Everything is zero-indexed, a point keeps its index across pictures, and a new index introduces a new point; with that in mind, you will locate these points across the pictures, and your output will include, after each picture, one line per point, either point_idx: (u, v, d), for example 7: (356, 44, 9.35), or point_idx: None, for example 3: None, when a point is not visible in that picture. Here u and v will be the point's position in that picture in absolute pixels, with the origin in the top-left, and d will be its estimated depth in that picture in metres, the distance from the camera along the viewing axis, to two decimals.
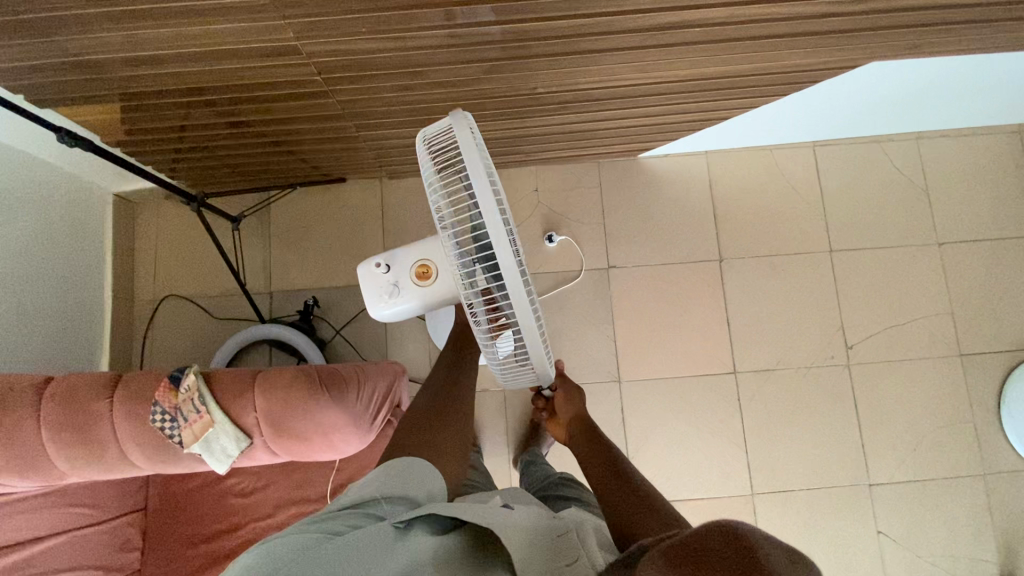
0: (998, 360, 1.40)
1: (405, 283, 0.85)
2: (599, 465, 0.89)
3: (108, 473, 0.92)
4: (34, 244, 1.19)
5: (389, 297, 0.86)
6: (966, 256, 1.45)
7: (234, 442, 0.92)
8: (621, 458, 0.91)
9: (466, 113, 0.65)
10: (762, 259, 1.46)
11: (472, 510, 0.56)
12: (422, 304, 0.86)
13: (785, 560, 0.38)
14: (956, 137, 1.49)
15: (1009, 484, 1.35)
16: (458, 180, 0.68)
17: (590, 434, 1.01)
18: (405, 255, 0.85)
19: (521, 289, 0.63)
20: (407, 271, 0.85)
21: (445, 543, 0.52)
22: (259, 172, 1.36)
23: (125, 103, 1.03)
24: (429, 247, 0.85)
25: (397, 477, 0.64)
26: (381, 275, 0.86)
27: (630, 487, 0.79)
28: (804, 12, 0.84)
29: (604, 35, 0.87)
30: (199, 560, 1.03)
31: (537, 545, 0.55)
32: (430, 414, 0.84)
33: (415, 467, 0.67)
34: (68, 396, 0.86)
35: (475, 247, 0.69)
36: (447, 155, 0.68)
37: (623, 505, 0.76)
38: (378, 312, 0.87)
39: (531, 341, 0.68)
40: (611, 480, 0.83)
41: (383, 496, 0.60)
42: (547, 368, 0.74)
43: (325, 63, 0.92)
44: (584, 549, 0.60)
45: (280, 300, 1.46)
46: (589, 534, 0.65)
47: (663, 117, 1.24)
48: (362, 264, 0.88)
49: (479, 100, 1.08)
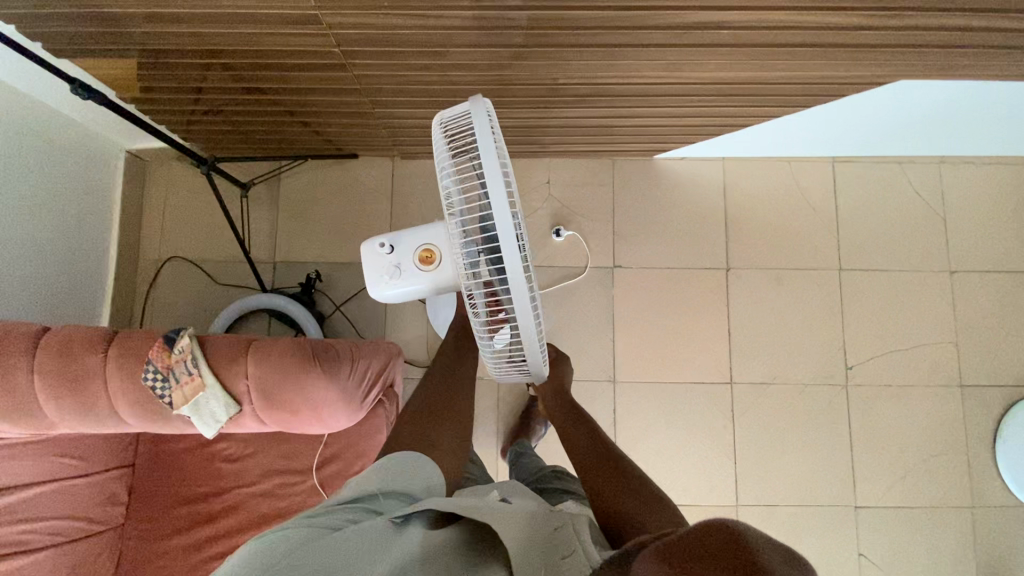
0: (1000, 394, 1.38)
1: (407, 266, 0.84)
2: (583, 450, 0.86)
3: (98, 428, 0.92)
4: (41, 192, 1.19)
5: (391, 278, 0.85)
6: (977, 286, 1.43)
7: (223, 408, 0.92)
8: (605, 438, 0.88)
9: (488, 100, 0.63)
10: (771, 272, 1.45)
11: (471, 505, 0.56)
12: (425, 288, 0.85)
13: (779, 559, 0.37)
14: (979, 164, 1.46)
15: (997, 519, 1.34)
16: (472, 166, 0.66)
17: (574, 410, 0.97)
18: (410, 237, 0.84)
19: (523, 288, 0.62)
20: (410, 254, 0.84)
21: (442, 538, 0.52)
22: (271, 141, 1.35)
23: (143, 60, 1.02)
24: (435, 231, 0.83)
25: (395, 472, 0.63)
26: (384, 256, 0.85)
27: (619, 477, 0.76)
28: (836, 23, 0.83)
29: (632, 30, 0.86)
30: (183, 520, 1.03)
31: (534, 539, 0.54)
32: (423, 404, 0.84)
33: (413, 462, 0.67)
34: (64, 348, 0.86)
35: (481, 238, 0.67)
36: (463, 138, 0.66)
37: (613, 494, 0.73)
38: (379, 291, 0.86)
39: (529, 339, 0.67)
40: (598, 466, 0.80)
41: (384, 492, 0.60)
42: (541, 368, 0.72)
43: (346, 36, 0.91)
44: (581, 542, 0.60)
45: (282, 271, 1.45)
46: (585, 526, 0.64)
47: (683, 119, 1.22)
48: (365, 243, 0.87)
49: (499, 85, 1.07)
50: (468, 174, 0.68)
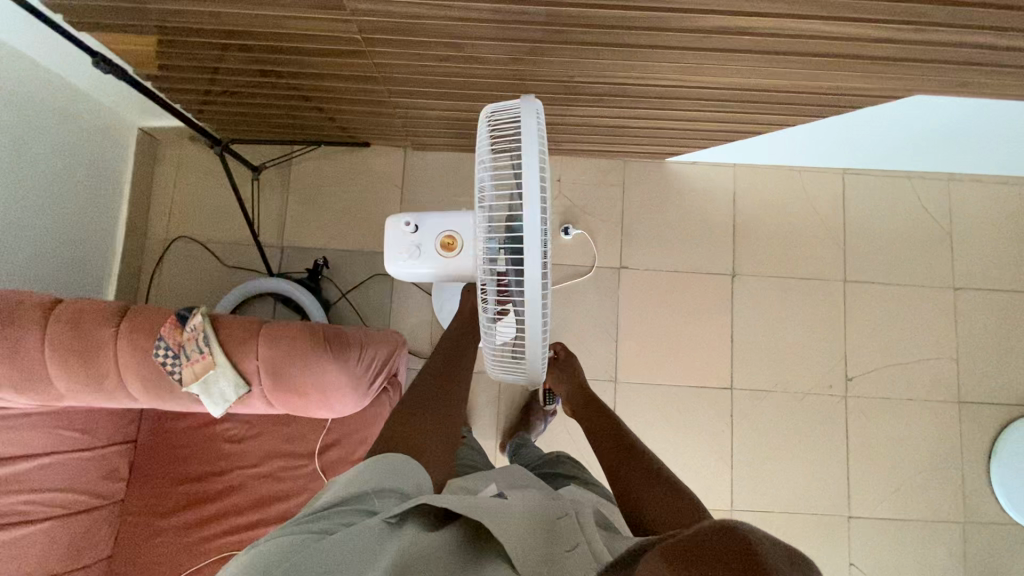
0: (997, 412, 1.39)
1: (428, 248, 0.84)
2: (604, 437, 0.89)
3: (106, 401, 0.92)
4: (51, 165, 1.19)
5: (410, 258, 0.85)
6: (979, 305, 1.44)
7: (233, 386, 0.92)
8: (626, 429, 0.90)
9: (538, 101, 0.62)
10: (775, 280, 1.45)
11: (465, 502, 0.56)
12: (441, 274, 0.86)
13: (786, 562, 0.38)
14: (988, 183, 1.46)
15: (987, 535, 1.35)
16: (508, 161, 0.66)
17: (593, 402, 1.00)
18: (435, 221, 0.84)
19: (536, 294, 0.61)
20: (434, 237, 0.84)
21: (435, 539, 0.52)
22: (284, 125, 1.35)
23: (161, 37, 1.02)
24: (461, 220, 0.83)
25: (385, 471, 0.60)
26: (406, 235, 0.85)
27: (636, 462, 0.79)
28: (858, 34, 0.84)
29: (653, 31, 0.86)
30: (184, 498, 1.04)
31: (533, 535, 0.55)
32: (423, 383, 0.84)
33: (400, 463, 0.62)
34: (76, 320, 0.86)
35: (504, 233, 0.67)
36: (501, 131, 0.66)
37: (630, 479, 0.76)
38: (395, 269, 0.86)
39: (532, 346, 0.66)
40: (618, 453, 0.83)
41: (376, 489, 0.57)
42: (537, 373, 0.71)
43: (367, 22, 0.91)
44: (585, 531, 0.60)
45: (290, 255, 1.45)
46: (589, 513, 0.65)
47: (698, 123, 1.22)
48: (391, 218, 0.86)
49: (516, 80, 1.07)
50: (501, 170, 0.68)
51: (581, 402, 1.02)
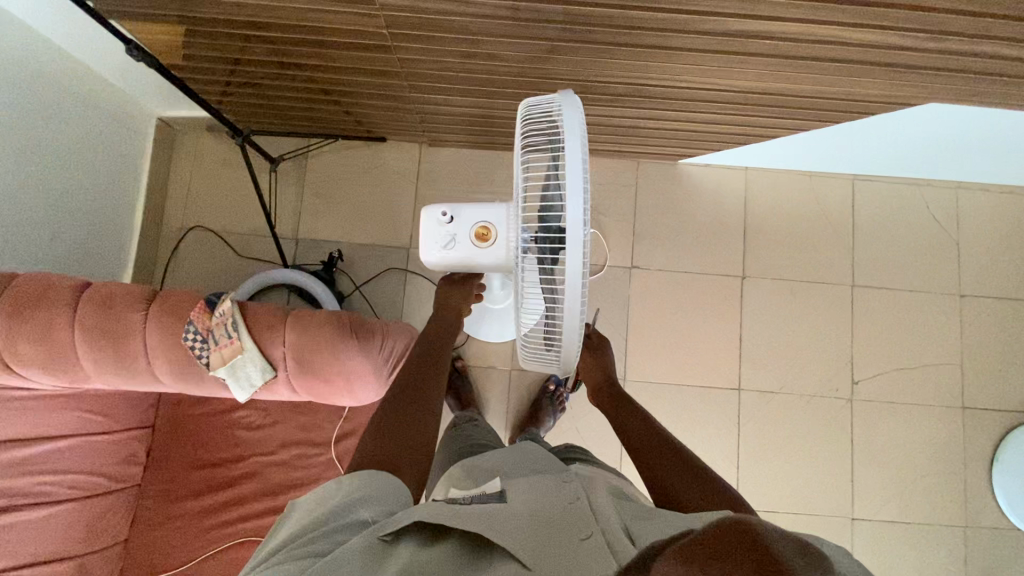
0: (999, 418, 1.41)
1: (464, 239, 0.83)
2: (635, 431, 0.89)
3: (132, 385, 0.93)
4: (71, 150, 1.19)
5: (444, 249, 0.84)
6: (984, 312, 1.45)
7: (259, 372, 0.93)
8: (655, 423, 0.90)
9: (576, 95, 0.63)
10: (784, 282, 1.47)
11: (464, 515, 0.58)
12: (476, 264, 0.85)
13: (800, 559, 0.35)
14: (995, 192, 1.48)
15: (988, 539, 1.37)
16: (547, 152, 0.66)
17: (620, 396, 0.99)
18: (472, 212, 0.83)
19: (578, 279, 0.60)
20: (469, 229, 0.83)
21: (436, 549, 0.54)
22: (303, 117, 1.36)
23: (187, 26, 1.03)
24: (496, 211, 0.83)
25: (374, 487, 0.60)
26: (442, 226, 0.84)
27: (672, 457, 0.79)
28: (877, 41, 0.85)
29: (677, 33, 0.88)
30: (201, 484, 1.05)
31: (539, 535, 0.56)
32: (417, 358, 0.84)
33: (385, 480, 0.61)
34: (107, 302, 0.87)
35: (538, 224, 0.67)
36: (539, 122, 0.66)
37: (667, 476, 0.76)
38: (430, 259, 0.86)
39: (569, 334, 0.64)
40: (652, 448, 0.83)
41: (360, 500, 0.57)
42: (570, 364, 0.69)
43: (394, 17, 0.92)
44: (600, 514, 0.61)
45: (304, 247, 1.46)
46: (605, 496, 0.66)
47: (714, 125, 1.23)
48: (425, 208, 0.85)
49: (536, 79, 1.08)
50: (538, 160, 0.68)
51: (603, 397, 1.02)
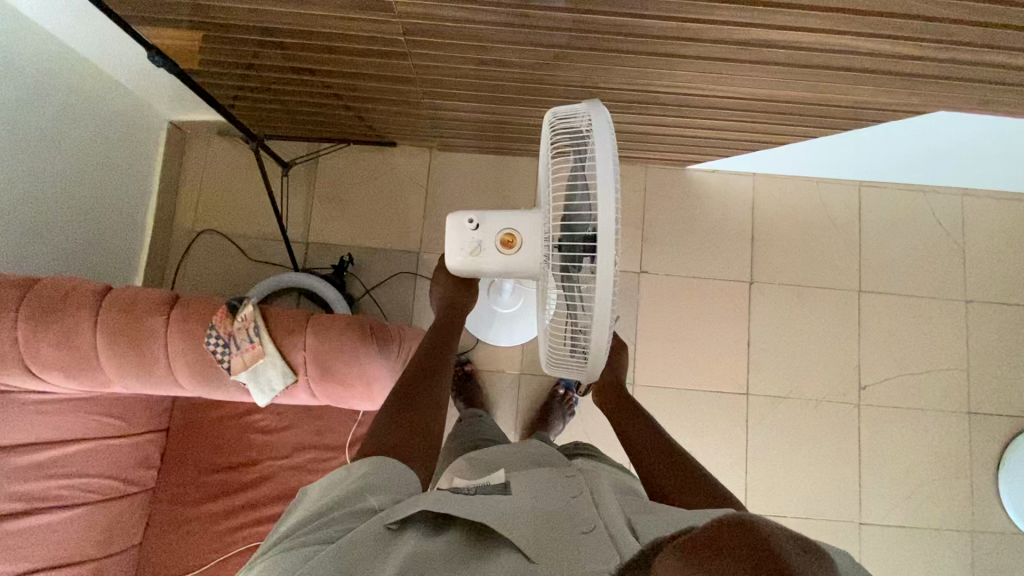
0: (1005, 424, 1.42)
1: (490, 245, 0.81)
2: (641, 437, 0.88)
3: (151, 389, 0.94)
4: (82, 153, 1.19)
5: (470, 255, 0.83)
6: (990, 319, 1.46)
7: (280, 376, 0.93)
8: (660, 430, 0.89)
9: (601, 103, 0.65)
10: (792, 288, 1.48)
11: (469, 502, 0.57)
12: (502, 271, 0.82)
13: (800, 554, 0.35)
14: (1000, 199, 1.50)
15: (994, 544, 1.38)
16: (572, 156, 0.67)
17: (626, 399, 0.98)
18: (498, 217, 0.81)
19: (609, 282, 0.60)
20: (494, 235, 0.81)
21: (440, 538, 0.53)
22: (315, 121, 1.37)
23: (204, 33, 1.03)
24: (523, 216, 0.80)
25: (377, 474, 0.59)
26: (469, 232, 0.83)
27: (679, 467, 0.78)
28: (890, 50, 0.86)
29: (693, 41, 0.89)
30: (215, 487, 1.05)
31: (541, 525, 0.56)
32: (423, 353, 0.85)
33: (391, 468, 0.61)
34: (130, 307, 0.87)
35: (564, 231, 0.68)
36: (564, 128, 0.68)
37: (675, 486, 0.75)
38: (456, 266, 0.84)
39: (598, 338, 0.65)
40: (658, 455, 0.82)
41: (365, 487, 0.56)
42: (597, 369, 0.70)
43: (412, 25, 0.93)
44: (600, 513, 0.62)
45: (314, 251, 1.47)
46: (607, 497, 0.66)
47: (724, 132, 1.24)
48: (453, 215, 0.85)
49: (549, 86, 1.09)
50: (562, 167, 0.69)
51: (609, 396, 1.00)
